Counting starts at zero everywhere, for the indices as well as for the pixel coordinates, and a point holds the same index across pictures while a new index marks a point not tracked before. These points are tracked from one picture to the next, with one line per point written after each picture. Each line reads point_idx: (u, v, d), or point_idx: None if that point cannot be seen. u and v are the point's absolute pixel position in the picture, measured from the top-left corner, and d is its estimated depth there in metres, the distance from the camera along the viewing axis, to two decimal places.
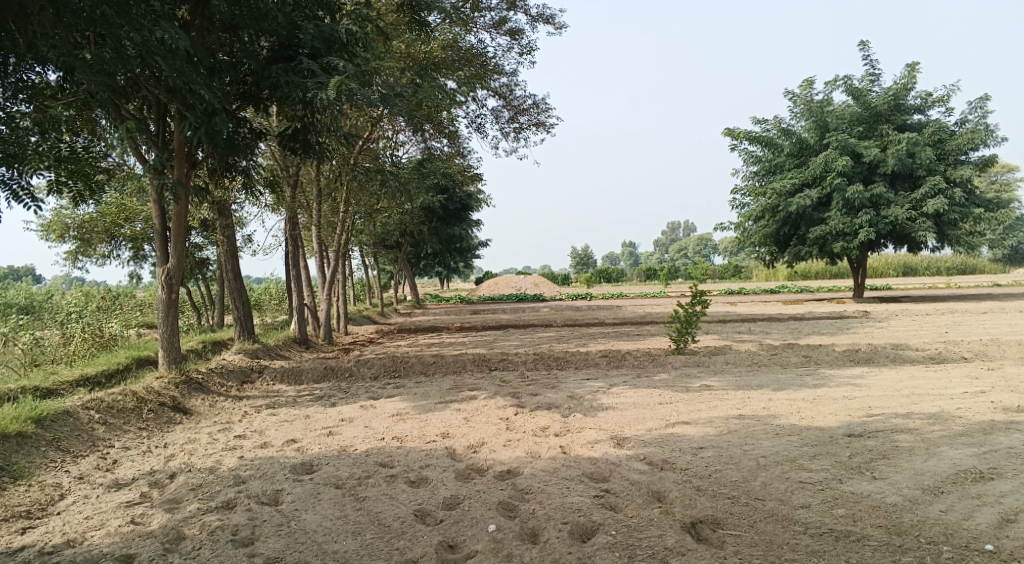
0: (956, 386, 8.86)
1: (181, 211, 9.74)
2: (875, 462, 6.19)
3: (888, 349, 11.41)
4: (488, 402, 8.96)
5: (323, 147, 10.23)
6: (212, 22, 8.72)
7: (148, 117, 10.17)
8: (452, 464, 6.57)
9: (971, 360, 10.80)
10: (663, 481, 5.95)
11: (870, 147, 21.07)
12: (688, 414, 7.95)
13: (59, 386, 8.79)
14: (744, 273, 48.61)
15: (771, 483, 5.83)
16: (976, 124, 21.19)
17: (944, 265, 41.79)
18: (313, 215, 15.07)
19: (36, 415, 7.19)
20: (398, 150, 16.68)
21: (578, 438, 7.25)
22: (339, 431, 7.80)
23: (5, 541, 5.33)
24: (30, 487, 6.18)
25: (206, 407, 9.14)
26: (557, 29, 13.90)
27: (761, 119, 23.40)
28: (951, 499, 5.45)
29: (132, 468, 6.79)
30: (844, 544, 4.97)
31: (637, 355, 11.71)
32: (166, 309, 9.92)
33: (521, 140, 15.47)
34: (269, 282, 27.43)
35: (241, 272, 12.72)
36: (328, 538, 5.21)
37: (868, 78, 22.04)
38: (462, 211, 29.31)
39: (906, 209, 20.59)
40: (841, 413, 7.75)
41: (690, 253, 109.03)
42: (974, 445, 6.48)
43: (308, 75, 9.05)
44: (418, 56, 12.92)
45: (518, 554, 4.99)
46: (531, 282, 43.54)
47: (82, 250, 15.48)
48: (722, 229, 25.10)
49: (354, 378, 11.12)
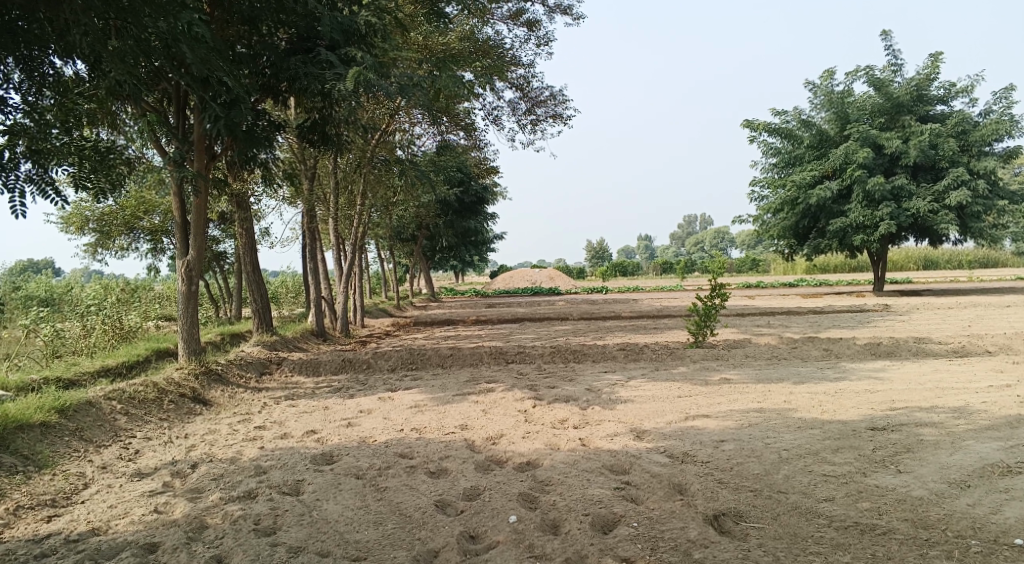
0: (981, 380, 8.72)
1: (201, 203, 9.77)
2: (899, 455, 6.10)
3: (911, 343, 11.27)
4: (506, 394, 8.94)
5: (342, 140, 10.24)
6: (232, 14, 8.69)
7: (170, 110, 10.29)
8: (472, 455, 6.57)
9: (995, 353, 10.64)
10: (684, 474, 5.91)
11: (891, 138, 20.82)
12: (708, 407, 7.89)
13: (80, 377, 8.88)
14: (762, 266, 48.16)
15: (794, 476, 5.77)
16: (1000, 114, 20.87)
17: (966, 259, 41.41)
18: (330, 209, 15.08)
19: (60, 405, 7.26)
20: (415, 142, 16.71)
21: (598, 430, 7.21)
22: (358, 422, 7.81)
23: (32, 529, 5.38)
24: (54, 476, 6.25)
25: (226, 398, 9.19)
26: (575, 19, 13.80)
27: (780, 111, 23.20)
28: (978, 493, 5.36)
29: (154, 457, 6.85)
30: (870, 537, 4.90)
31: (655, 348, 11.64)
32: (187, 301, 10.01)
33: (538, 133, 15.42)
34: (285, 274, 27.55)
35: (259, 265, 12.80)
36: (350, 527, 5.21)
37: (890, 68, 21.79)
38: (478, 204, 29.50)
39: (927, 202, 20.33)
40: (863, 406, 7.66)
41: (706, 247, 108.58)
42: (1001, 439, 6.37)
43: (327, 67, 9.08)
44: (435, 47, 12.94)
45: (539, 544, 4.96)
46: (546, 276, 43.31)
47: (101, 242, 15.61)
48: (740, 222, 24.96)
49: (371, 370, 11.16)
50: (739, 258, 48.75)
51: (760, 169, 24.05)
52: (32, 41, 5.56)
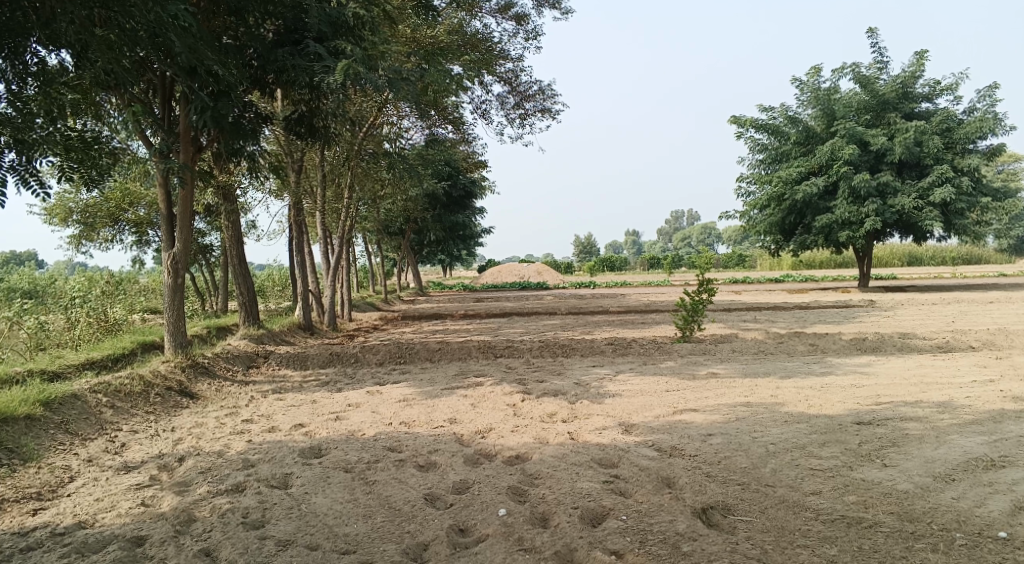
0: (964, 375, 8.83)
1: (187, 195, 9.68)
2: (885, 449, 6.17)
3: (895, 338, 11.38)
4: (494, 388, 8.95)
5: (330, 133, 10.19)
6: (218, 5, 8.59)
7: (155, 101, 10.20)
8: (460, 448, 6.58)
9: (978, 349, 10.77)
10: (673, 467, 5.94)
11: (877, 136, 20.95)
12: (695, 401, 7.93)
13: (65, 369, 8.79)
14: (748, 262, 48.44)
15: (781, 470, 5.82)
16: (984, 112, 21.07)
17: (949, 255, 41.88)
18: (317, 201, 14.97)
19: (44, 398, 7.19)
20: (403, 135, 16.64)
21: (586, 424, 7.23)
22: (346, 416, 7.79)
23: (18, 522, 5.33)
24: (39, 469, 6.19)
25: (213, 392, 9.13)
26: (564, 14, 13.79)
27: (767, 107, 23.31)
28: (962, 487, 5.43)
29: (141, 451, 6.79)
30: (856, 530, 4.96)
31: (643, 343, 11.68)
32: (173, 293, 9.94)
33: (527, 127, 15.41)
34: (272, 268, 27.39)
35: (246, 258, 12.72)
36: (338, 521, 5.20)
37: (876, 66, 21.94)
38: (466, 198, 29.44)
39: (912, 198, 20.52)
40: (849, 401, 7.73)
41: (693, 242, 108.97)
42: (985, 433, 6.45)
43: (315, 59, 9.01)
44: (424, 40, 12.89)
45: (529, 538, 4.97)
46: (534, 270, 43.31)
47: (85, 234, 15.45)
48: (727, 217, 25.10)
49: (359, 364, 11.12)
50: (726, 253, 49.00)
51: (747, 165, 24.16)
52: (19, 29, 5.47)
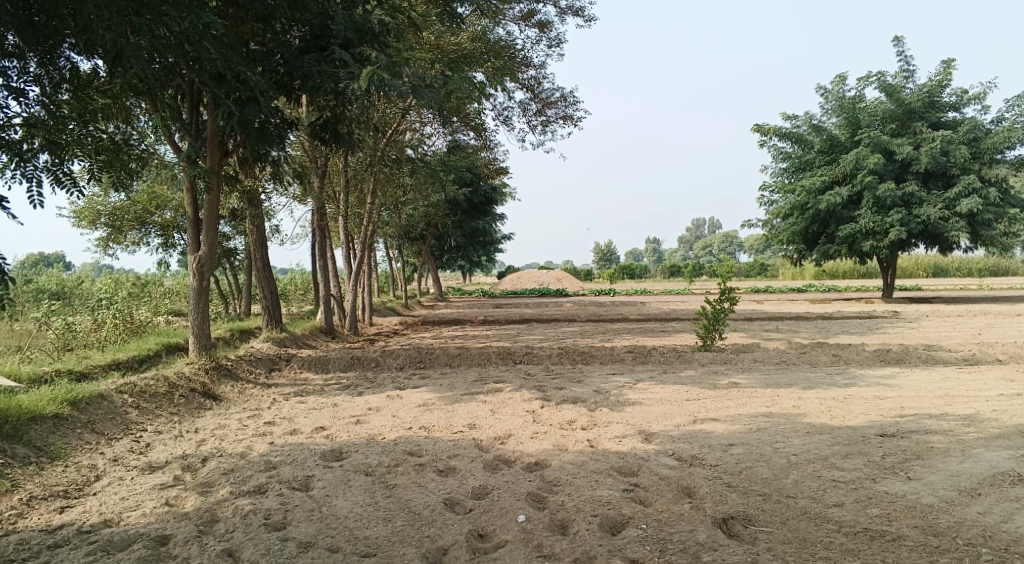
0: (991, 388, 8.68)
1: (213, 199, 9.78)
2: (909, 462, 6.09)
3: (920, 350, 11.22)
4: (514, 395, 8.96)
5: (354, 138, 10.30)
6: (246, 12, 8.59)
7: (184, 107, 10.42)
8: (480, 454, 6.59)
9: (1006, 362, 10.57)
10: (693, 477, 5.91)
11: (903, 145, 20.73)
12: (716, 411, 7.87)
13: (91, 370, 8.95)
14: (770, 271, 48.09)
15: (803, 481, 5.77)
16: (1013, 121, 20.77)
17: (977, 266, 41.29)
18: (340, 206, 15.10)
19: (72, 397, 7.32)
20: (425, 141, 16.75)
21: (605, 432, 7.22)
22: (367, 420, 7.84)
23: (45, 519, 5.43)
24: (66, 468, 6.30)
25: (235, 394, 9.24)
26: (586, 21, 13.82)
27: (791, 115, 23.15)
28: (989, 501, 5.34)
29: (165, 451, 6.89)
30: (879, 543, 4.90)
31: (663, 351, 11.63)
32: (198, 296, 10.07)
33: (548, 134, 15.44)
34: (294, 272, 27.62)
35: (270, 262, 12.85)
36: (359, 523, 5.24)
37: (902, 75, 21.73)
38: (486, 205, 29.54)
39: (938, 208, 20.26)
40: (872, 413, 7.63)
41: (714, 251, 108.18)
42: (1011, 447, 6.34)
43: (340, 65, 9.15)
44: (448, 47, 13.07)
45: (549, 544, 4.97)
46: (554, 277, 43.24)
47: (112, 237, 15.72)
48: (750, 226, 24.92)
49: (379, 368, 11.19)
50: (747, 262, 48.67)
51: (770, 173, 24.03)
52: (59, 37, 5.60)
